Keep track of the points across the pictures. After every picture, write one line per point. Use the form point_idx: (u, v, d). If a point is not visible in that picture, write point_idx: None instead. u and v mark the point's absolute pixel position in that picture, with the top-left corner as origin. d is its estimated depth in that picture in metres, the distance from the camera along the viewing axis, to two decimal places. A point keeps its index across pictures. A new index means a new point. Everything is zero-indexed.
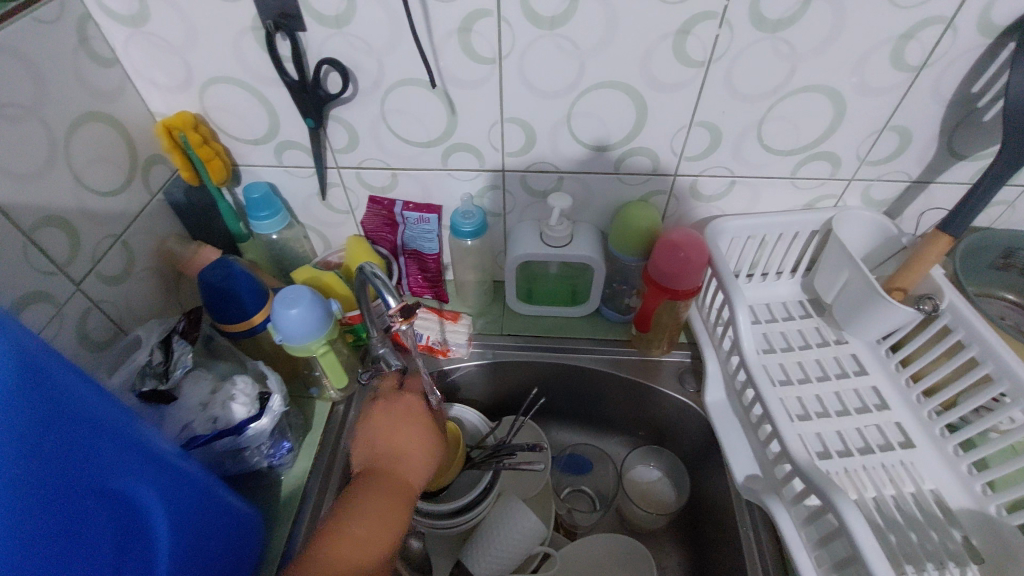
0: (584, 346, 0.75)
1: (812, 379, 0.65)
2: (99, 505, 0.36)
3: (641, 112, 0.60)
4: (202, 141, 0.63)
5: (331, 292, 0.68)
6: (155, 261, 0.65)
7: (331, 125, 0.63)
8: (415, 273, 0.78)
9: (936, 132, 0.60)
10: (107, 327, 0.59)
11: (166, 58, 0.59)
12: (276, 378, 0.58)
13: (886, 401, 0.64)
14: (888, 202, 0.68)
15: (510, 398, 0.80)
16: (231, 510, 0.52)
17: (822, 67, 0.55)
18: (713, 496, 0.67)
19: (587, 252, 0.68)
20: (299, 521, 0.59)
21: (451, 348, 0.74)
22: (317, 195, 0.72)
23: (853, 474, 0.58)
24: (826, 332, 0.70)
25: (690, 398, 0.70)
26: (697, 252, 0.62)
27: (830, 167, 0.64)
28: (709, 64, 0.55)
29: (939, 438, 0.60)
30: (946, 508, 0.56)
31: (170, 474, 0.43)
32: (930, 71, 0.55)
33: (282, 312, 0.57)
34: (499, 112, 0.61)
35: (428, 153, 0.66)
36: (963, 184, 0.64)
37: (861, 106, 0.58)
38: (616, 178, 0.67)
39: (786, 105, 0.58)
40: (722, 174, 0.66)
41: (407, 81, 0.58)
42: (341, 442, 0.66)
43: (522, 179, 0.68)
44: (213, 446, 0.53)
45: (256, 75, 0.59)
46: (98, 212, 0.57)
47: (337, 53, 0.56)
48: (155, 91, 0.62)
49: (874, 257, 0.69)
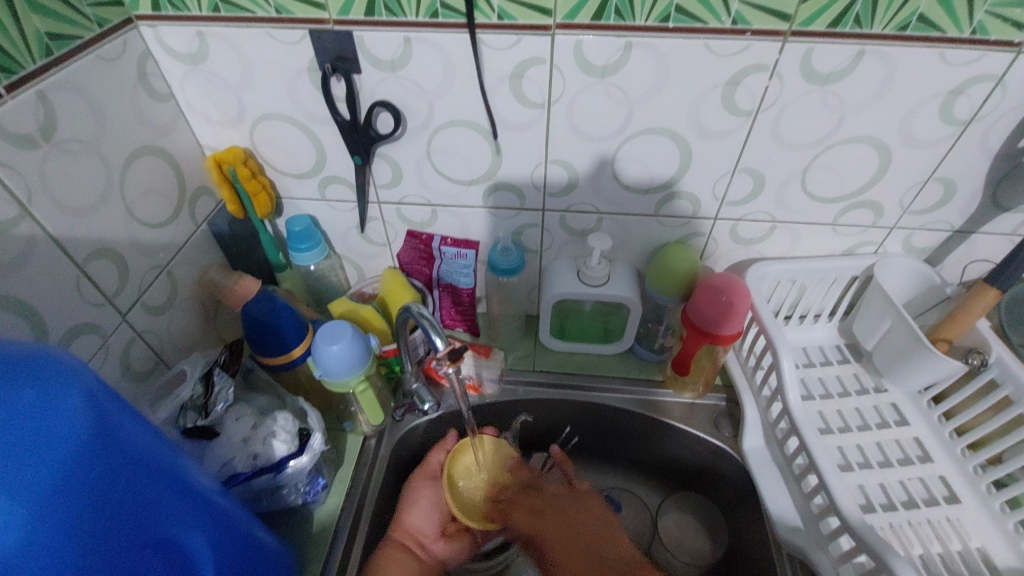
0: (617, 385, 0.74)
1: (853, 428, 0.64)
2: (153, 557, 0.36)
3: (685, 157, 0.60)
4: (250, 175, 0.65)
5: (368, 326, 0.68)
6: (195, 290, 0.66)
7: (376, 162, 0.64)
8: (447, 306, 0.78)
9: (980, 183, 0.60)
10: (148, 358, 0.59)
11: (221, 95, 0.60)
12: (316, 414, 0.57)
13: (929, 453, 0.62)
14: (929, 250, 0.68)
15: (539, 435, 0.79)
16: (269, 552, 0.51)
17: (870, 119, 0.55)
18: (746, 545, 0.66)
19: (624, 292, 0.68)
20: (330, 562, 0.58)
21: (483, 383, 0.73)
22: (356, 228, 0.73)
23: (899, 530, 0.56)
24: (864, 378, 0.69)
25: (725, 442, 0.69)
26: (740, 299, 0.62)
27: (872, 215, 0.64)
28: (757, 114, 0.56)
29: (985, 495, 0.58)
30: (995, 569, 0.54)
31: (218, 520, 0.43)
32: (979, 126, 0.55)
33: (324, 348, 0.57)
34: (544, 154, 0.61)
35: (470, 190, 0.66)
36: (1006, 235, 0.64)
37: (906, 158, 0.58)
38: (656, 220, 0.67)
39: (832, 154, 0.58)
40: (763, 219, 0.66)
41: (455, 122, 0.59)
42: (371, 478, 0.66)
43: (561, 219, 0.68)
44: (253, 483, 0.53)
45: (307, 113, 0.60)
46: (146, 244, 0.58)
47: (389, 94, 0.57)
48: (206, 124, 0.63)
49: (914, 306, 0.68)
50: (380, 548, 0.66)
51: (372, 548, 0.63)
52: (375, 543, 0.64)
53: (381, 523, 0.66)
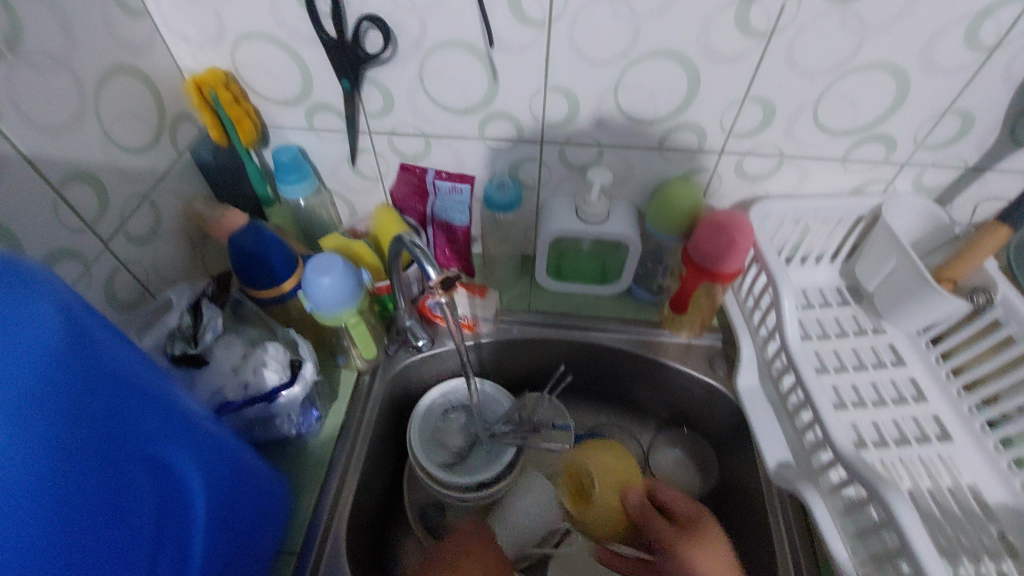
0: (613, 325, 0.73)
1: (849, 367, 0.64)
2: (140, 474, 0.36)
3: (693, 84, 0.57)
4: (232, 100, 0.61)
5: (360, 261, 0.67)
6: (181, 222, 0.64)
7: (366, 87, 0.61)
8: (442, 245, 0.77)
9: (1001, 117, 0.57)
10: (134, 289, 0.58)
11: (198, 10, 0.56)
12: (307, 346, 0.57)
13: (924, 393, 0.62)
14: (939, 189, 0.66)
15: (535, 375, 0.79)
16: (262, 480, 0.51)
17: (892, 42, 0.52)
18: (737, 479, 0.67)
19: (625, 230, 0.66)
20: (325, 490, 0.59)
21: (478, 322, 0.73)
22: (347, 160, 0.70)
23: (889, 465, 0.57)
24: (863, 320, 0.69)
25: (720, 382, 0.69)
26: (742, 235, 0.60)
27: (885, 150, 0.62)
28: (772, 36, 0.52)
29: (978, 433, 0.59)
30: (983, 503, 0.55)
31: (205, 443, 0.43)
32: (1006, 51, 0.52)
33: (314, 279, 0.55)
34: (543, 79, 0.58)
35: (465, 120, 0.63)
36: (1021, 173, 0.62)
37: (926, 87, 0.55)
38: (659, 154, 0.64)
39: (848, 81, 0.55)
40: (770, 153, 0.63)
41: (449, 42, 0.56)
42: (366, 411, 0.66)
43: (560, 152, 0.66)
44: (245, 412, 0.52)
45: (291, 31, 0.56)
46: (126, 169, 0.55)
47: (378, 9, 0.53)
48: (184, 44, 0.59)
49: (920, 247, 0.67)
50: (375, 479, 0.67)
51: (367, 479, 0.64)
52: (370, 474, 0.65)
53: (375, 456, 0.66)
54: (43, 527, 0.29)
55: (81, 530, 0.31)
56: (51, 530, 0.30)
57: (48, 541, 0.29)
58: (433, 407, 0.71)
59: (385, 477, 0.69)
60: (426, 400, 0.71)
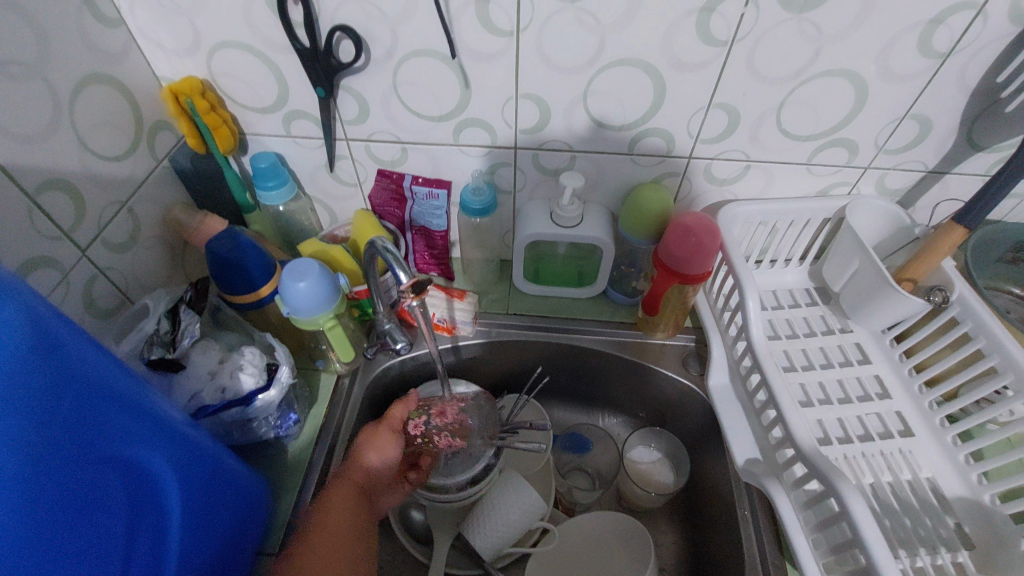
0: (590, 327, 0.75)
1: (816, 366, 0.65)
2: (112, 474, 0.36)
3: (659, 91, 0.58)
4: (209, 108, 0.62)
5: (338, 266, 0.68)
6: (159, 229, 0.64)
7: (341, 95, 0.62)
8: (421, 250, 0.78)
9: (956, 122, 0.59)
10: (112, 295, 0.59)
11: (173, 20, 0.57)
12: (284, 350, 0.58)
13: (888, 389, 0.64)
14: (902, 191, 0.68)
15: (513, 377, 0.80)
16: (239, 481, 0.52)
17: (848, 49, 0.54)
18: (709, 475, 0.68)
19: (598, 233, 0.68)
20: (304, 492, 0.60)
21: (456, 326, 0.74)
22: (325, 167, 0.71)
23: (853, 461, 0.58)
24: (831, 320, 0.70)
25: (693, 381, 0.70)
26: (710, 237, 0.61)
27: (847, 154, 0.64)
28: (732, 44, 0.54)
29: (938, 428, 0.60)
30: (941, 496, 0.57)
31: (180, 445, 0.43)
32: (958, 59, 0.54)
33: (290, 285, 0.56)
34: (514, 87, 0.59)
35: (439, 127, 0.64)
36: (979, 176, 0.64)
37: (883, 93, 0.57)
38: (630, 159, 0.66)
39: (808, 89, 0.57)
40: (737, 158, 0.65)
41: (420, 51, 0.57)
42: (345, 414, 0.67)
43: (534, 157, 0.67)
44: (222, 415, 0.53)
45: (265, 40, 0.57)
46: (103, 178, 0.56)
47: (350, 19, 0.54)
48: (160, 53, 0.60)
49: (884, 248, 0.69)
50: None
51: None
52: None
53: None
54: (16, 525, 0.30)
55: (55, 528, 0.32)
56: (26, 530, 0.30)
57: (21, 539, 0.30)
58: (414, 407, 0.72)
59: None
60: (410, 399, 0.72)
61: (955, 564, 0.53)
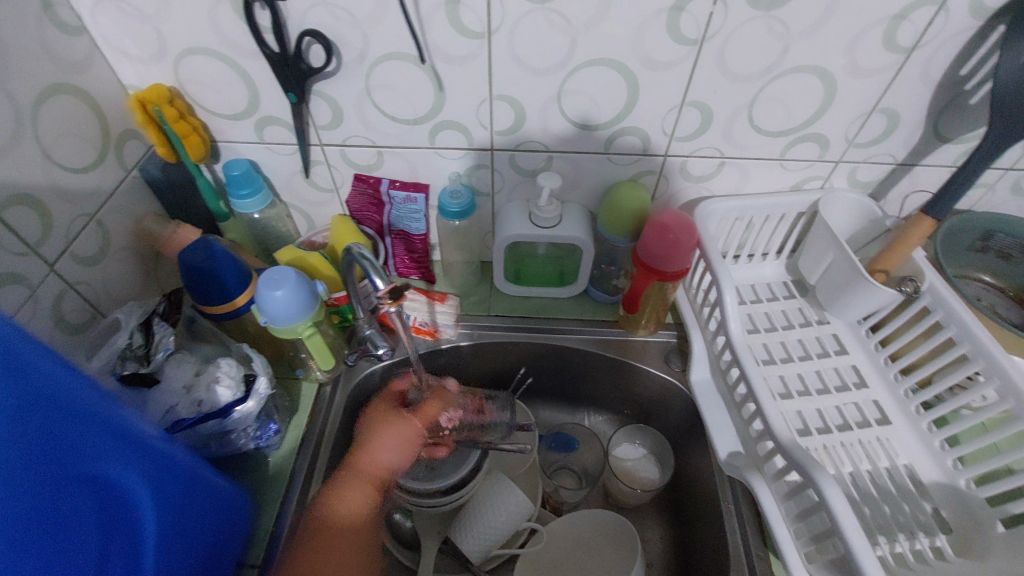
0: (572, 326, 0.75)
1: (795, 358, 0.66)
2: (82, 493, 0.36)
3: (633, 90, 0.59)
4: (178, 116, 0.61)
5: (316, 273, 0.67)
6: (131, 240, 0.63)
7: (313, 100, 0.61)
8: (401, 254, 0.77)
9: (923, 115, 0.60)
10: (83, 309, 0.57)
11: (138, 27, 0.56)
12: (261, 360, 0.57)
13: (865, 379, 0.65)
14: (873, 184, 0.69)
15: (497, 378, 0.80)
16: (219, 495, 0.51)
17: (815, 46, 0.54)
18: (693, 469, 0.69)
19: (577, 233, 0.68)
20: (287, 502, 0.60)
21: (439, 329, 0.74)
22: (300, 172, 0.70)
23: (832, 451, 0.59)
24: (808, 312, 0.72)
25: (675, 377, 0.71)
26: (687, 235, 0.62)
27: (819, 149, 0.65)
28: (703, 43, 0.54)
29: (914, 415, 0.62)
30: (918, 482, 0.58)
31: (156, 461, 0.43)
32: (921, 53, 0.55)
33: (267, 293, 0.55)
34: (488, 89, 0.59)
35: (415, 130, 0.64)
36: (947, 167, 0.65)
37: (851, 88, 0.58)
38: (606, 158, 0.66)
39: (778, 85, 0.58)
40: (712, 155, 0.66)
41: (391, 55, 0.56)
42: (328, 421, 0.67)
43: (511, 158, 0.67)
44: (199, 429, 0.53)
45: (233, 46, 0.56)
46: (69, 190, 0.55)
47: (319, 24, 0.54)
48: (126, 61, 0.59)
49: (859, 240, 0.70)
50: None
51: None
52: None
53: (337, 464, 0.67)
54: None
55: (17, 553, 0.31)
56: None
57: None
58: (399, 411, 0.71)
59: None
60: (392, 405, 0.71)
61: (932, 548, 0.54)
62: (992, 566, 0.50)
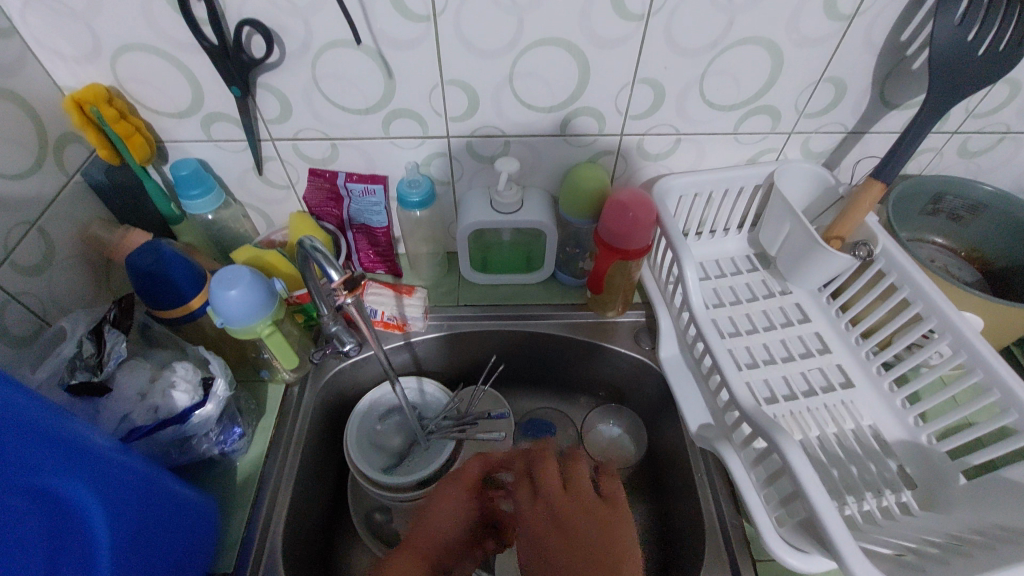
0: (541, 311, 0.75)
1: (760, 329, 0.67)
2: (24, 508, 0.34)
3: (583, 70, 0.59)
4: (118, 116, 0.59)
5: (275, 271, 0.65)
6: (76, 248, 0.61)
7: (260, 94, 0.60)
8: (364, 248, 0.76)
9: (868, 82, 0.61)
10: (26, 321, 0.55)
11: (67, 25, 0.53)
12: (220, 363, 0.56)
13: (828, 345, 0.66)
14: (826, 154, 0.70)
15: (470, 369, 0.80)
16: (181, 504, 0.50)
17: (760, 17, 0.55)
18: (668, 445, 0.70)
19: (538, 216, 0.68)
20: (258, 506, 0.58)
21: (407, 322, 0.73)
22: (253, 170, 0.68)
23: (798, 416, 0.60)
24: (771, 283, 0.73)
25: (645, 355, 0.71)
26: (645, 212, 0.62)
27: (771, 120, 0.65)
28: (649, 19, 0.54)
29: (875, 376, 0.63)
30: (883, 441, 0.60)
31: (110, 473, 0.41)
32: (862, 20, 0.56)
33: (220, 293, 0.54)
34: (438, 75, 0.58)
35: (368, 120, 0.63)
36: (895, 133, 0.67)
37: (797, 58, 0.59)
38: (563, 139, 0.66)
39: (727, 58, 0.58)
40: (667, 132, 0.66)
41: (336, 43, 0.55)
42: (296, 424, 0.65)
43: (468, 144, 0.66)
44: (157, 436, 0.51)
45: (171, 40, 0.54)
46: (4, 198, 0.52)
47: (259, 13, 0.52)
48: (58, 61, 0.56)
49: (816, 208, 0.71)
50: (313, 490, 0.66)
51: (303, 489, 0.63)
52: (307, 485, 0.64)
53: (312, 466, 0.65)
54: None
55: None
56: None
57: None
58: (374, 406, 0.71)
59: (328, 488, 0.69)
60: (361, 406, 0.71)
61: (898, 504, 0.55)
62: (955, 517, 0.51)
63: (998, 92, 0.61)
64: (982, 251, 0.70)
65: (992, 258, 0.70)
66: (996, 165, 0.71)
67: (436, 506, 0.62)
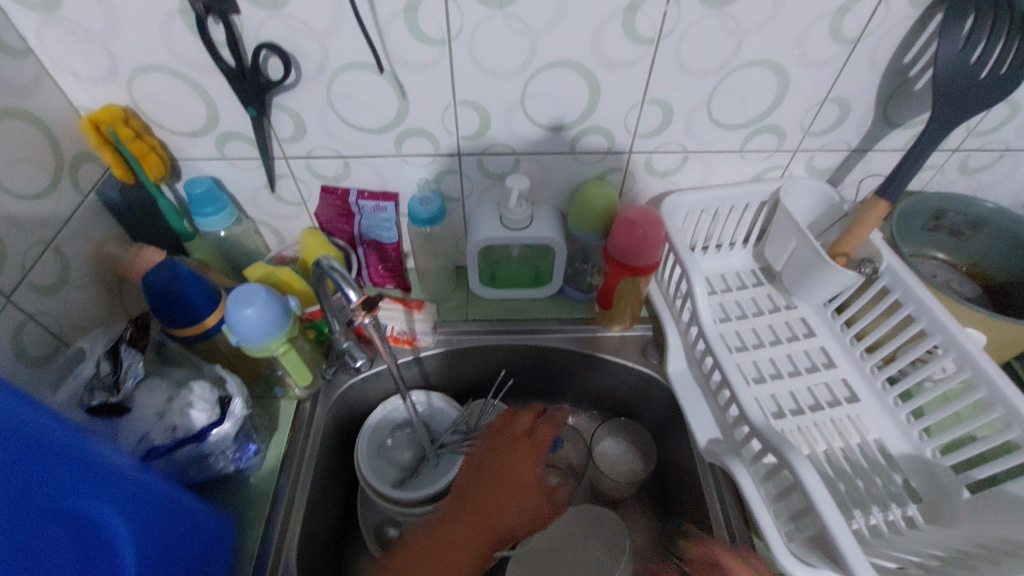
0: (550, 325, 0.76)
1: (766, 343, 0.68)
2: (52, 530, 0.35)
3: (594, 91, 0.60)
4: (134, 136, 0.60)
5: (288, 288, 0.66)
6: (91, 266, 0.61)
7: (275, 114, 0.60)
8: (375, 263, 0.77)
9: (872, 102, 0.62)
10: (44, 340, 0.55)
11: (86, 47, 0.54)
12: (236, 381, 0.57)
13: (833, 359, 0.68)
14: (830, 171, 0.72)
15: (479, 382, 0.80)
16: (200, 522, 0.50)
17: (768, 40, 0.56)
18: (676, 458, 0.71)
19: (548, 232, 0.69)
20: (271, 524, 0.59)
21: (417, 337, 0.73)
22: (265, 187, 0.69)
23: (806, 431, 0.61)
24: (776, 298, 0.74)
25: (653, 369, 0.72)
26: (654, 229, 0.63)
27: (777, 139, 0.67)
28: (659, 42, 0.55)
29: (880, 391, 0.64)
30: (888, 455, 0.61)
31: (134, 493, 0.42)
32: (866, 43, 0.57)
33: (236, 312, 0.54)
34: (451, 95, 0.59)
35: (381, 139, 0.64)
36: (897, 151, 0.68)
37: (803, 80, 0.60)
38: (573, 157, 0.67)
39: (735, 79, 0.59)
40: (675, 150, 0.67)
41: (352, 65, 0.56)
42: (309, 440, 0.65)
43: (479, 162, 0.67)
44: (175, 455, 0.52)
45: (188, 62, 0.55)
46: (21, 219, 0.53)
47: (276, 36, 0.53)
48: (76, 82, 0.57)
49: (821, 224, 0.73)
50: (324, 507, 0.66)
51: (315, 507, 0.63)
52: (319, 501, 0.64)
53: (324, 483, 0.66)
54: None
55: None
56: None
57: None
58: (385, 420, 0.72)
59: (337, 505, 0.69)
60: (371, 421, 0.72)
61: (904, 518, 0.56)
62: (960, 531, 0.52)
63: (998, 112, 0.62)
64: (983, 266, 0.71)
65: (993, 273, 0.71)
66: (996, 182, 0.72)
67: (516, 501, 0.64)
